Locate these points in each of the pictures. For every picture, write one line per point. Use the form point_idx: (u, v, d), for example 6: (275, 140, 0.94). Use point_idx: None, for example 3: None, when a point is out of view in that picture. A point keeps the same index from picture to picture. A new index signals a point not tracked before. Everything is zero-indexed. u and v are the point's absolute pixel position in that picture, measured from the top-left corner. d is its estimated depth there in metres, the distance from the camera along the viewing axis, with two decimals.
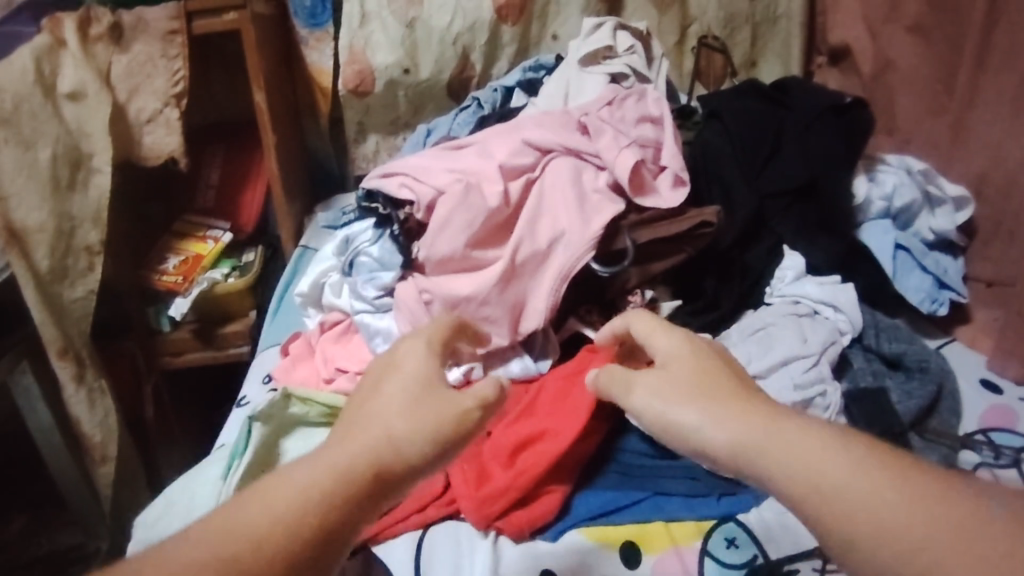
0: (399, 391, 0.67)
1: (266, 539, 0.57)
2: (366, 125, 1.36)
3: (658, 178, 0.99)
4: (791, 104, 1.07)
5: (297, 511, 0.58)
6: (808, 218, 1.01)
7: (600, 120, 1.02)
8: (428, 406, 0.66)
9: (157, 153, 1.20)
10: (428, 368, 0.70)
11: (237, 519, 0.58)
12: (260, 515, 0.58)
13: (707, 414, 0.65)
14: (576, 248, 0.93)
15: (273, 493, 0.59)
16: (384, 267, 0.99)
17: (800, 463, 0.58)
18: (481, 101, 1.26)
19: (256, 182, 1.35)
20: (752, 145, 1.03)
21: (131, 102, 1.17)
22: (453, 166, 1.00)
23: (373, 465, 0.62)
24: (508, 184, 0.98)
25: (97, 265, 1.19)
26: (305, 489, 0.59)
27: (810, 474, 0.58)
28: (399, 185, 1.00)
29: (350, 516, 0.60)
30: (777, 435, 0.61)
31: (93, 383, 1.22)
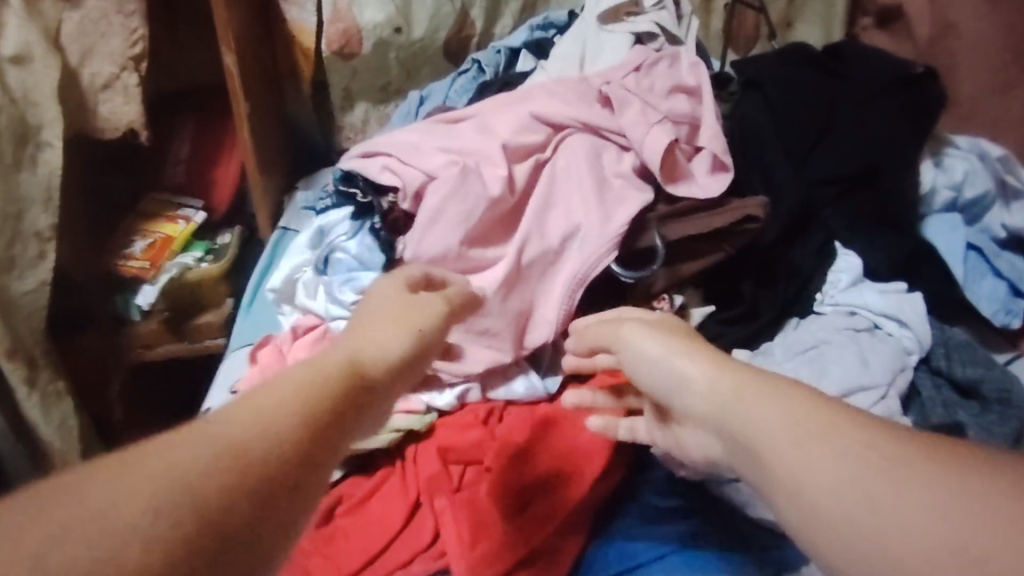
0: (373, 305, 0.62)
1: (235, 453, 0.45)
2: (353, 91, 1.20)
3: (693, 161, 0.84)
4: (844, 73, 0.92)
5: (268, 422, 0.47)
6: (864, 209, 0.87)
7: (625, 88, 0.87)
8: (400, 313, 0.61)
9: (116, 124, 1.07)
10: (397, 284, 0.65)
11: (180, 438, 0.45)
12: (211, 433, 0.46)
13: (690, 360, 0.62)
14: (594, 248, 0.79)
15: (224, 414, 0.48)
16: (364, 267, 0.85)
17: (779, 412, 0.53)
18: (483, 64, 1.11)
19: (231, 156, 1.21)
20: (799, 123, 0.88)
21: (85, 66, 1.03)
22: (447, 146, 0.85)
23: (350, 370, 0.54)
24: (512, 166, 0.83)
25: (50, 253, 1.06)
26: (267, 402, 0.49)
27: (787, 424, 0.53)
28: (382, 168, 0.85)
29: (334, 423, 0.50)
30: (761, 387, 0.56)
31: (47, 387, 1.10)
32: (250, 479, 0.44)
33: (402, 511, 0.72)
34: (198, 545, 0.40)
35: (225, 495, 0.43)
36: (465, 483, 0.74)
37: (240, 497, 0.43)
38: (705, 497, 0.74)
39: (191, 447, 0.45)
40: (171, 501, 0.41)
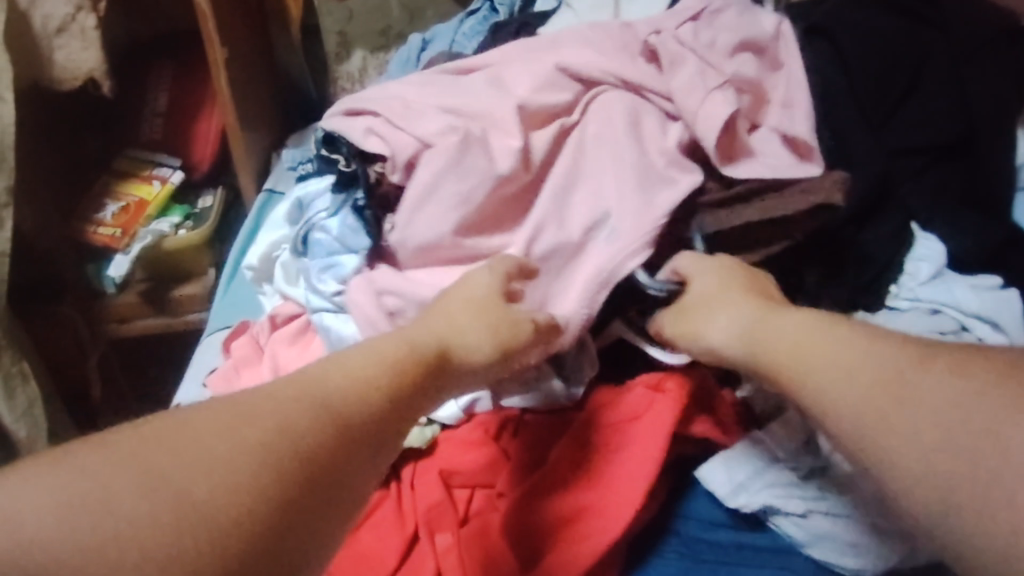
0: (461, 299, 0.61)
1: (303, 441, 0.49)
2: (349, 36, 1.05)
3: (753, 137, 0.70)
4: (937, 20, 0.76)
5: (331, 407, 0.51)
6: (950, 185, 0.72)
7: (677, 41, 0.72)
8: (480, 317, 0.59)
9: (74, 73, 0.93)
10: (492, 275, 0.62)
11: (254, 414, 0.49)
12: (281, 413, 0.50)
13: (738, 299, 0.59)
14: (624, 243, 0.65)
15: (292, 392, 0.51)
16: (345, 252, 0.72)
17: (826, 360, 0.52)
18: (496, 4, 0.96)
19: (212, 111, 1.06)
20: (877, 82, 0.73)
21: (34, 6, 0.89)
22: (451, 104, 0.71)
23: (419, 359, 0.56)
24: (528, 135, 0.69)
25: (7, 220, 0.94)
26: (335, 389, 0.52)
27: (818, 368, 0.52)
28: (366, 132, 0.72)
29: (394, 414, 0.54)
30: (804, 325, 0.54)
31: (9, 368, 0.97)
32: (314, 466, 0.49)
33: (397, 547, 0.62)
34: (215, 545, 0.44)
35: (290, 479, 0.48)
36: (472, 514, 0.63)
37: (304, 482, 0.48)
38: (759, 531, 0.63)
39: (261, 427, 0.49)
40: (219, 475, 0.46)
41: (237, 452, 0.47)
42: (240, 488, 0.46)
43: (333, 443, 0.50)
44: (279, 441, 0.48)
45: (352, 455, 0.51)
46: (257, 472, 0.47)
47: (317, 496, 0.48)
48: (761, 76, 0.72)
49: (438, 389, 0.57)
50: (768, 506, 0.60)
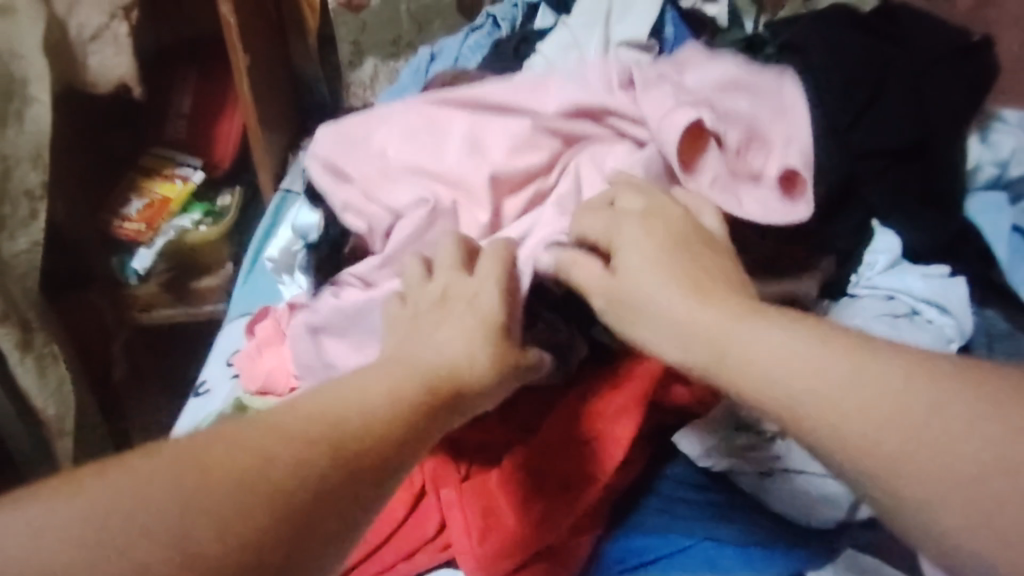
0: (458, 324, 0.59)
1: (320, 460, 0.48)
2: (362, 45, 1.13)
3: (744, 169, 0.72)
4: (897, 37, 0.86)
5: (347, 425, 0.50)
6: (911, 183, 0.80)
7: (652, 75, 0.78)
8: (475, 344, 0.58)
9: (107, 79, 1.00)
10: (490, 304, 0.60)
11: (279, 426, 0.49)
12: (303, 429, 0.49)
13: (665, 286, 0.55)
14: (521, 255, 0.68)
15: (314, 406, 0.51)
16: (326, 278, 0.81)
17: (794, 369, 0.47)
18: (498, 18, 1.05)
19: (233, 112, 1.14)
20: (846, 87, 0.81)
21: (72, 15, 0.96)
22: (424, 167, 0.77)
23: (427, 385, 0.55)
24: (500, 202, 0.75)
25: (41, 213, 1.01)
26: (354, 412, 0.51)
27: (787, 372, 0.47)
28: (343, 207, 0.80)
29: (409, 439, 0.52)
30: (727, 312, 0.52)
31: (42, 350, 1.05)
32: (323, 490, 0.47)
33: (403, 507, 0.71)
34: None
35: (292, 500, 0.46)
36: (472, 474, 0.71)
37: (308, 503, 0.47)
38: (729, 490, 0.71)
39: (284, 439, 0.48)
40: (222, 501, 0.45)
41: (255, 461, 0.47)
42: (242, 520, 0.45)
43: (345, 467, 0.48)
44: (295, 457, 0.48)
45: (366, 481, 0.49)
46: (268, 484, 0.46)
47: (321, 524, 0.47)
48: (754, 117, 0.74)
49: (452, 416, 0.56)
50: (734, 466, 0.69)
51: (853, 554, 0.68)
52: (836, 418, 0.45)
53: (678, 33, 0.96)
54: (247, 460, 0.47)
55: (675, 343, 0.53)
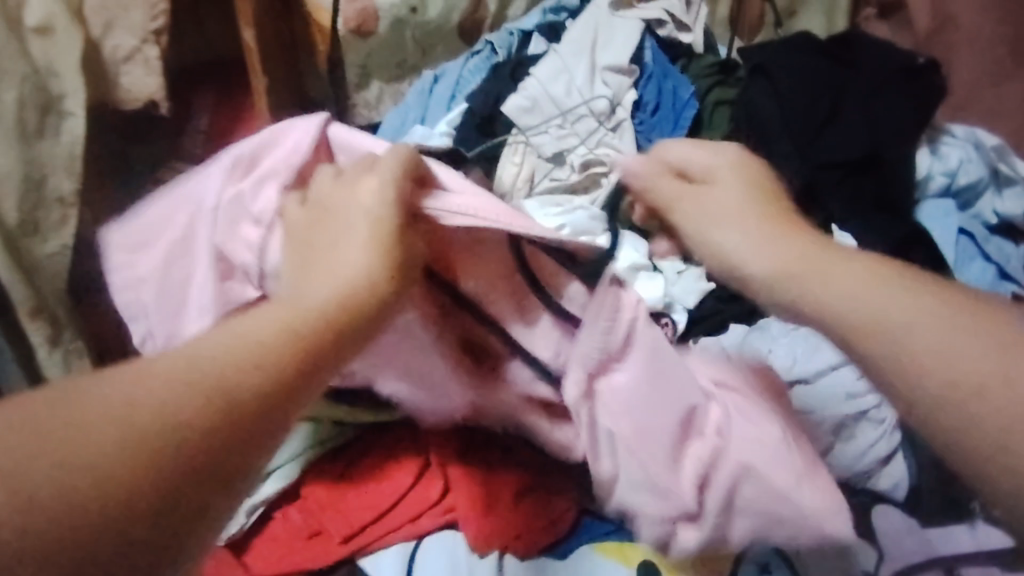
0: (353, 237, 0.56)
1: (209, 390, 0.42)
2: (369, 68, 1.22)
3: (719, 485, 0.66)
4: (850, 62, 0.97)
5: (236, 353, 0.44)
6: (864, 191, 0.90)
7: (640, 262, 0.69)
8: (370, 248, 0.55)
9: (136, 96, 1.10)
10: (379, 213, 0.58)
11: (110, 405, 0.39)
12: (160, 371, 0.42)
13: (751, 214, 0.60)
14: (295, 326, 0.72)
15: (185, 349, 0.44)
16: None
17: (854, 281, 0.51)
18: (496, 46, 1.14)
19: (249, 128, 1.24)
20: (805, 108, 0.92)
21: (107, 38, 1.05)
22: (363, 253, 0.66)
23: (331, 303, 0.51)
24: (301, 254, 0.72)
25: (71, 219, 1.09)
26: (235, 338, 0.46)
27: (847, 279, 0.52)
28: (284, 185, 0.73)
29: (314, 349, 0.47)
30: (807, 241, 0.56)
31: (69, 344, 1.16)
32: (219, 416, 0.41)
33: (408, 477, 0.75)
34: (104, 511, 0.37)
35: (172, 454, 0.39)
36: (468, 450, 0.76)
37: (206, 442, 0.40)
38: None
39: (125, 420, 0.39)
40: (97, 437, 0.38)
41: (94, 451, 0.38)
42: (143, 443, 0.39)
43: (247, 391, 0.43)
44: (154, 418, 0.40)
45: (275, 395, 0.44)
46: (115, 469, 0.37)
47: (221, 461, 0.41)
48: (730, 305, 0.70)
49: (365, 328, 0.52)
50: None
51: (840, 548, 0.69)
52: (882, 325, 0.49)
53: (655, 56, 1.07)
54: (70, 466, 0.37)
55: (755, 246, 0.57)
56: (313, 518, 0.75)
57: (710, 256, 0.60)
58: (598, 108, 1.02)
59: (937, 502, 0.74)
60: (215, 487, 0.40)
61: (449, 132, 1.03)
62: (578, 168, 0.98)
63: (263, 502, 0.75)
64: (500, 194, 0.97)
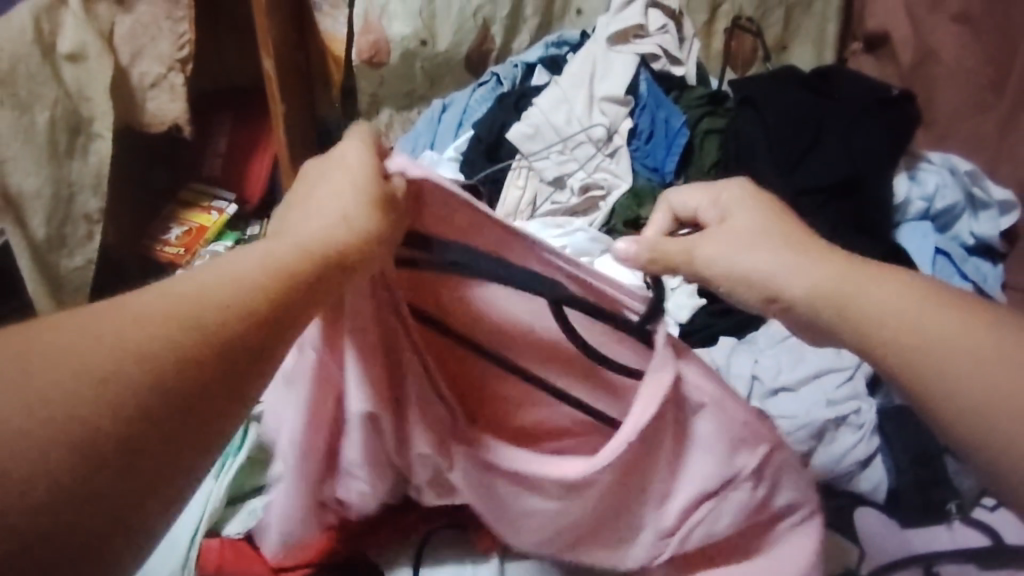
0: (334, 185, 0.51)
1: (167, 346, 0.39)
2: (380, 97, 1.28)
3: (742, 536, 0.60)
4: (831, 94, 1.05)
5: (202, 300, 0.41)
6: (846, 213, 0.97)
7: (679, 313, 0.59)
8: (352, 194, 0.50)
9: (161, 120, 1.15)
10: (359, 163, 0.52)
11: (76, 352, 0.38)
12: (124, 322, 0.39)
13: (783, 252, 0.55)
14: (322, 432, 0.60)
15: (153, 294, 0.41)
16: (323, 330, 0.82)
17: (901, 305, 0.50)
18: (501, 77, 1.21)
19: (265, 151, 1.29)
20: (791, 137, 1.00)
21: (134, 66, 1.11)
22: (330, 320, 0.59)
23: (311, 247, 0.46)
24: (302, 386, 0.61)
25: (96, 234, 1.15)
26: (206, 283, 0.42)
27: (906, 311, 0.50)
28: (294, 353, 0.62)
29: (288, 296, 0.44)
30: (850, 269, 0.53)
31: None
32: (182, 373, 0.39)
33: None
34: (66, 457, 0.35)
35: (135, 416, 0.37)
36: None
37: (164, 402, 0.38)
38: None
39: (85, 380, 0.37)
40: (66, 391, 0.37)
41: (58, 410, 0.36)
42: (115, 380, 0.37)
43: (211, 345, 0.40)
44: (110, 372, 0.37)
45: (244, 348, 0.41)
46: (80, 429, 0.36)
47: (181, 423, 0.38)
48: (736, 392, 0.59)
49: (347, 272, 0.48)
50: None
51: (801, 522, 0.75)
52: (956, 369, 0.47)
53: (650, 88, 1.12)
54: (37, 420, 0.35)
55: (800, 279, 0.54)
56: None
57: (750, 292, 0.56)
58: (597, 135, 1.07)
59: (917, 503, 0.77)
60: (178, 448, 0.38)
61: (457, 156, 1.12)
62: (578, 192, 1.06)
63: None
64: (506, 214, 1.05)
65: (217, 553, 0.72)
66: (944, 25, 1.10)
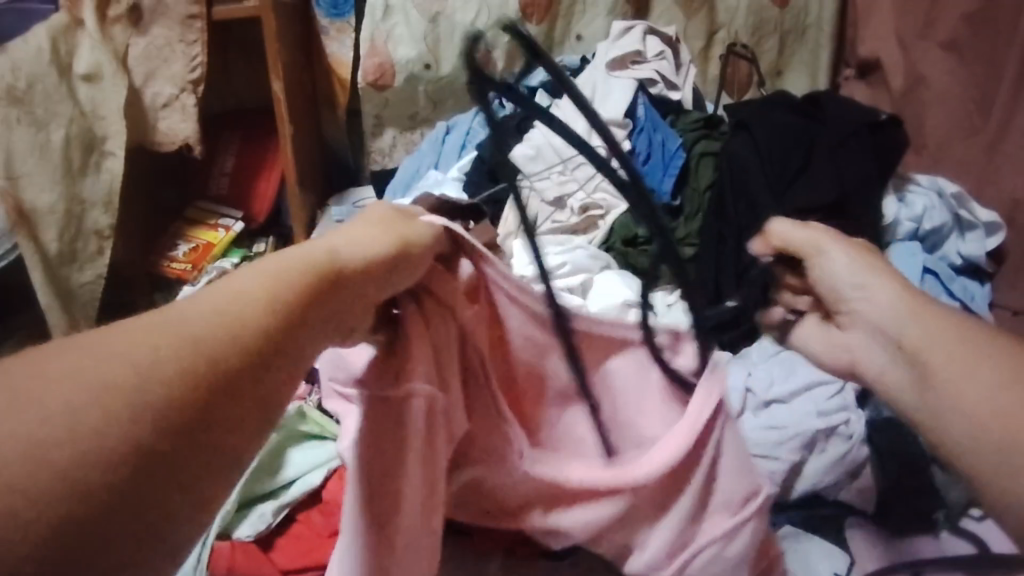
0: (350, 233, 0.44)
1: (167, 384, 0.31)
2: (384, 118, 1.32)
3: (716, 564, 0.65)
4: (822, 118, 1.09)
5: (204, 330, 0.33)
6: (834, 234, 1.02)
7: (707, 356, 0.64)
8: (365, 235, 0.45)
9: (173, 139, 1.18)
10: (378, 216, 0.48)
11: (57, 382, 0.30)
12: (106, 353, 0.31)
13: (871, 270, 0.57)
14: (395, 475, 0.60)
15: (137, 320, 0.34)
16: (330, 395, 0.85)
17: (953, 351, 0.50)
18: (504, 100, 1.25)
19: (271, 171, 1.32)
20: (782, 159, 1.04)
21: (148, 86, 1.14)
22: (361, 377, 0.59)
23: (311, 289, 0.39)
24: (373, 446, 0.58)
25: (106, 250, 1.18)
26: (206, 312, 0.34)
27: (951, 357, 0.50)
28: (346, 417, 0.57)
29: (303, 325, 0.37)
30: (917, 312, 0.54)
31: None
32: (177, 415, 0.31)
33: None
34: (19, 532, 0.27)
35: (125, 464, 0.29)
36: None
37: (162, 449, 0.30)
38: None
39: (69, 430, 0.29)
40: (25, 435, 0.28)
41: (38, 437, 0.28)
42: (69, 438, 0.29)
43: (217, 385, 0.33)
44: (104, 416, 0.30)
45: (251, 387, 0.34)
46: (70, 491, 0.28)
47: (181, 477, 0.31)
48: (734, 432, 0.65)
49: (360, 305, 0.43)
50: None
51: (790, 529, 0.79)
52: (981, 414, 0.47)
53: (647, 112, 1.14)
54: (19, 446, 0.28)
55: (871, 301, 0.56)
56: (334, 519, 0.84)
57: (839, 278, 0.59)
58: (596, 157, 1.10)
59: (905, 511, 0.79)
60: (168, 510, 0.31)
61: (460, 177, 1.15)
62: (577, 212, 1.10)
63: (290, 502, 0.84)
64: (507, 233, 1.09)
65: (228, 556, 0.79)
66: (934, 53, 1.14)
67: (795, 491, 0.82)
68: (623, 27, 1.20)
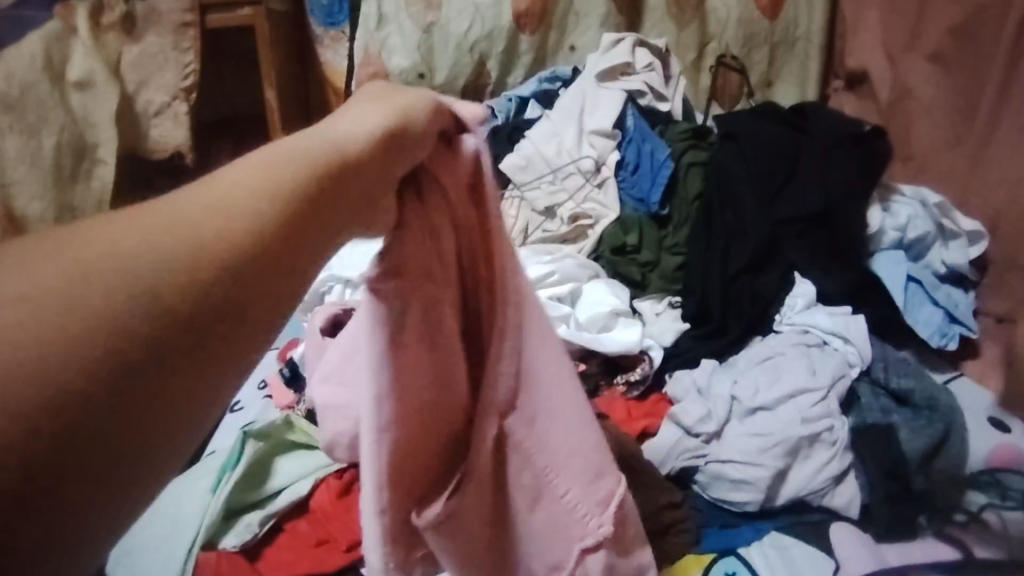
0: (351, 122, 0.40)
1: (140, 281, 0.29)
2: None
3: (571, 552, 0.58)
4: (808, 129, 1.11)
5: (179, 239, 0.31)
6: (819, 245, 1.04)
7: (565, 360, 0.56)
8: (365, 122, 0.40)
9: (164, 147, 1.18)
10: (386, 103, 0.42)
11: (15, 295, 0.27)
12: (52, 265, 0.28)
13: None
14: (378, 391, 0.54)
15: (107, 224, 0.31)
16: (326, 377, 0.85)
17: None
18: (496, 109, 1.24)
19: None
20: (767, 172, 1.06)
21: (140, 93, 1.14)
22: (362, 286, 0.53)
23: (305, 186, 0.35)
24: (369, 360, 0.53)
25: None
26: (184, 215, 0.32)
27: None
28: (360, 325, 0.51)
29: (300, 231, 0.34)
30: None
31: None
32: (150, 316, 0.28)
33: None
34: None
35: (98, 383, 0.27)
36: None
37: (111, 390, 0.27)
38: (688, 490, 0.86)
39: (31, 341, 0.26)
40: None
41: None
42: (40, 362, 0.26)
43: (199, 283, 0.30)
44: (71, 321, 0.27)
45: (241, 286, 0.31)
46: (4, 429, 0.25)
47: (167, 378, 0.29)
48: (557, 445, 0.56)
49: (367, 198, 0.39)
50: (687, 467, 0.85)
51: (776, 534, 0.81)
52: None
53: (636, 123, 1.17)
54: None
55: None
56: (321, 528, 0.84)
57: None
58: (585, 166, 1.11)
59: (893, 515, 0.80)
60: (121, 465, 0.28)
61: None
62: (567, 221, 1.10)
63: (276, 512, 0.84)
64: None
65: (215, 565, 0.79)
66: (920, 65, 1.15)
67: (779, 500, 0.82)
68: (614, 39, 1.21)
